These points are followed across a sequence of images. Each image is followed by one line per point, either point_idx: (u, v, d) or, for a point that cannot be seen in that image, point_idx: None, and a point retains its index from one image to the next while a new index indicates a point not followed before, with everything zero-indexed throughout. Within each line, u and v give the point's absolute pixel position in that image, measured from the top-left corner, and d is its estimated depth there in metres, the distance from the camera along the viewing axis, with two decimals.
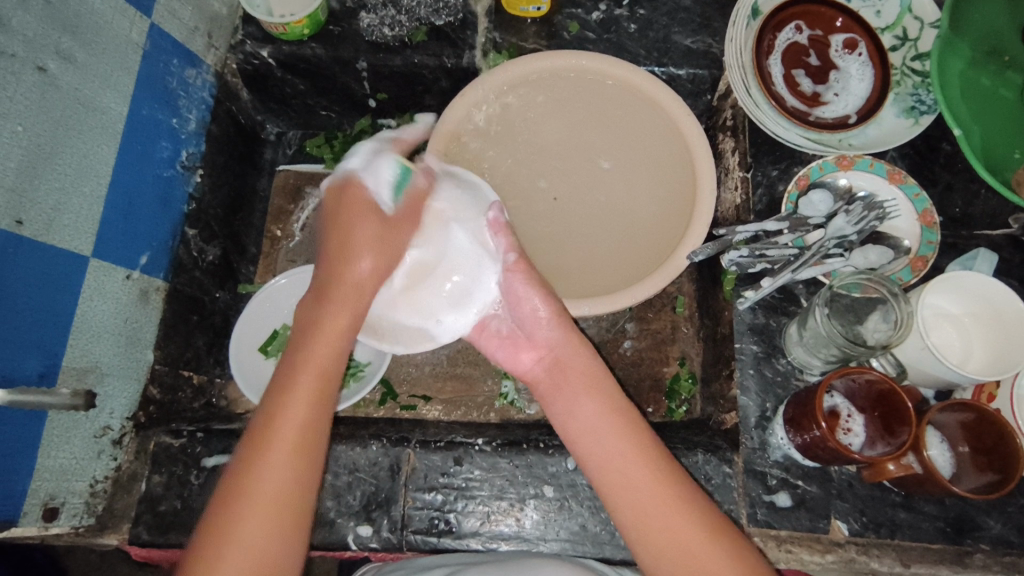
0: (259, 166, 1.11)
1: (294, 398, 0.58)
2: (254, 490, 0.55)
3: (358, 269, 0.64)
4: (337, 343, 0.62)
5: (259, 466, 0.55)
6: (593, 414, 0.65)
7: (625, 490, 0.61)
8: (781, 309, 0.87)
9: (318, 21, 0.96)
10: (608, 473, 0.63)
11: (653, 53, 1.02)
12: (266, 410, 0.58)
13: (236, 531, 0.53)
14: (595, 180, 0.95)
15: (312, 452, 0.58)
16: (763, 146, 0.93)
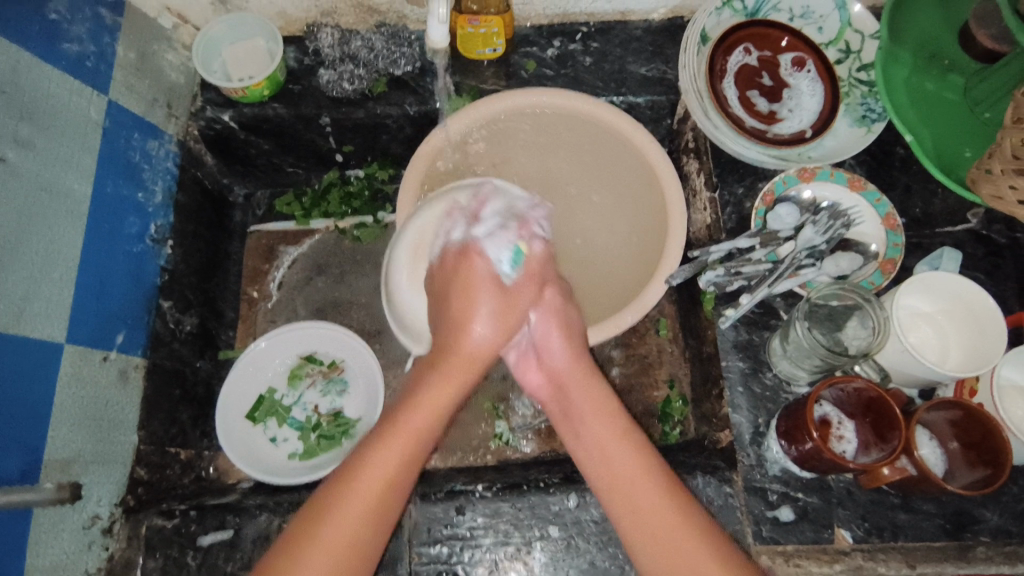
0: (230, 230, 1.10)
1: (395, 441, 0.65)
2: (348, 514, 0.61)
3: (475, 335, 0.71)
4: (437, 404, 0.68)
5: (355, 483, 0.63)
6: (598, 427, 0.70)
7: (626, 497, 0.66)
8: (762, 324, 0.88)
9: (277, 81, 0.97)
10: (609, 484, 0.68)
11: (611, 84, 1.04)
12: (383, 426, 0.67)
13: (313, 549, 0.59)
14: (588, 211, 1.00)
15: (394, 497, 0.64)
16: (727, 165, 0.96)
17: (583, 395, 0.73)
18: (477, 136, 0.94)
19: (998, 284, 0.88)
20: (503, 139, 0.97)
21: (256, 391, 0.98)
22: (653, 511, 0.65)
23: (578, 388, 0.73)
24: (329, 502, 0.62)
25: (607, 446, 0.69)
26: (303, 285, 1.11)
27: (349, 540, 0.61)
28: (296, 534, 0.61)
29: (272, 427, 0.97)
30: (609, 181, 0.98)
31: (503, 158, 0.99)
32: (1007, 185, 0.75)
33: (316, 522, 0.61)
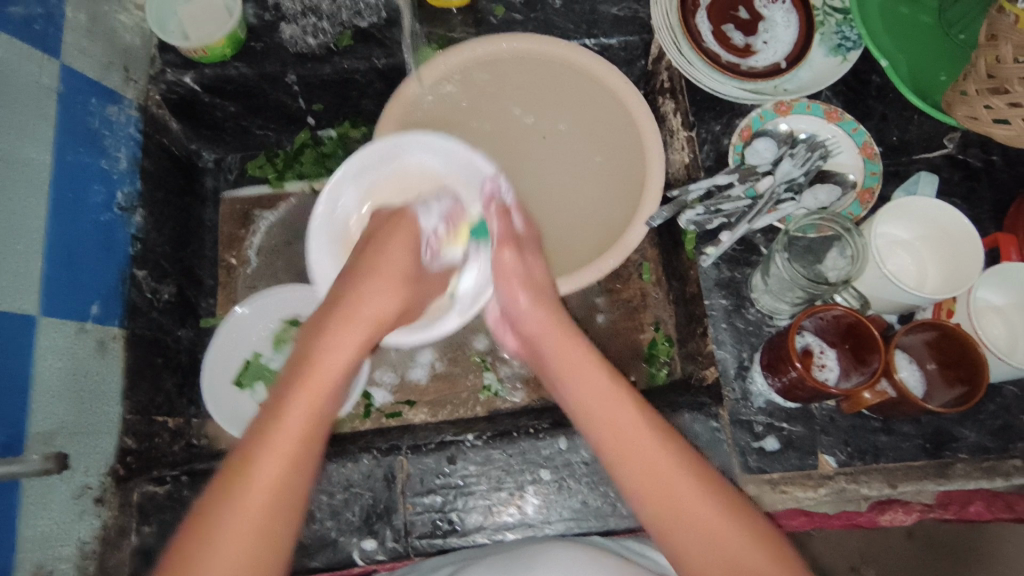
0: (202, 197, 1.07)
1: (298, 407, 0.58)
2: (237, 516, 0.52)
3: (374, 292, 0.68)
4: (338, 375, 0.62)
5: (245, 481, 0.53)
6: (596, 379, 0.67)
7: (631, 454, 0.62)
8: (744, 260, 0.88)
9: (238, 38, 0.93)
10: (608, 442, 0.64)
11: (582, 26, 1.02)
12: (266, 416, 0.58)
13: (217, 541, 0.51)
14: (577, 153, 0.98)
15: (306, 478, 0.56)
16: (703, 102, 0.94)
17: (580, 358, 0.69)
18: (474, 74, 0.93)
19: (975, 209, 0.89)
20: (503, 77, 0.94)
21: (240, 356, 0.97)
22: (660, 462, 0.61)
23: (558, 349, 0.71)
24: (229, 496, 0.53)
25: (607, 409, 0.65)
26: (281, 249, 1.09)
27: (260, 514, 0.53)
28: (191, 533, 0.52)
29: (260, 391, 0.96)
30: (599, 129, 0.95)
31: (506, 91, 0.96)
32: (982, 104, 0.75)
33: (212, 513, 0.52)
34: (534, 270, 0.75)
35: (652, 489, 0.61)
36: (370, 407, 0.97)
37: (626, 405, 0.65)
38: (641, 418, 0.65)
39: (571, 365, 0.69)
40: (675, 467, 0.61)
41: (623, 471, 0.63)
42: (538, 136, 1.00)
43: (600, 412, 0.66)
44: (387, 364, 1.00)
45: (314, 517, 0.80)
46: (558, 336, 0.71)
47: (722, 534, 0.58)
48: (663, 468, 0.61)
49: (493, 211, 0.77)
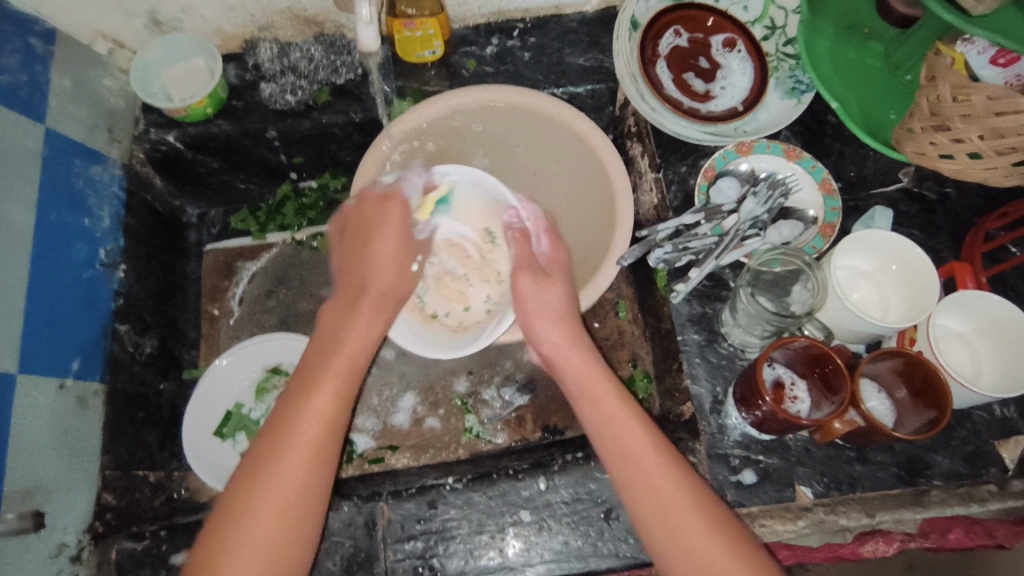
0: (185, 250, 1.08)
1: (310, 427, 0.68)
2: (258, 516, 0.63)
3: (374, 280, 0.80)
4: (337, 387, 0.72)
5: (273, 466, 0.66)
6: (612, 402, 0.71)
7: (634, 468, 0.66)
8: (714, 295, 0.90)
9: (219, 97, 0.97)
10: (618, 464, 0.67)
11: (551, 76, 1.06)
12: (266, 447, 0.67)
13: (247, 526, 0.63)
14: (555, 196, 1.02)
15: (310, 482, 0.67)
16: (669, 145, 0.98)
17: (600, 393, 0.72)
18: (465, 118, 0.96)
19: (933, 239, 0.92)
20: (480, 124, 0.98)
21: (224, 405, 0.98)
22: (673, 494, 0.64)
23: (573, 367, 0.75)
24: (258, 478, 0.65)
25: (616, 434, 0.69)
26: (264, 300, 1.07)
27: (269, 529, 0.64)
28: (219, 523, 0.64)
29: (241, 441, 0.96)
30: (581, 178, 0.97)
31: (506, 134, 1.00)
32: (929, 141, 0.79)
33: (232, 518, 0.64)
34: (547, 294, 0.77)
35: (652, 515, 0.64)
36: (352, 453, 0.98)
37: (645, 440, 0.68)
38: (648, 442, 0.68)
39: (584, 390, 0.73)
40: (671, 489, 0.64)
41: (634, 498, 0.65)
42: (531, 170, 1.03)
43: (609, 434, 0.69)
44: (370, 410, 1.01)
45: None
46: (577, 363, 0.75)
47: (719, 561, 0.60)
48: (669, 501, 0.64)
49: (512, 237, 0.83)
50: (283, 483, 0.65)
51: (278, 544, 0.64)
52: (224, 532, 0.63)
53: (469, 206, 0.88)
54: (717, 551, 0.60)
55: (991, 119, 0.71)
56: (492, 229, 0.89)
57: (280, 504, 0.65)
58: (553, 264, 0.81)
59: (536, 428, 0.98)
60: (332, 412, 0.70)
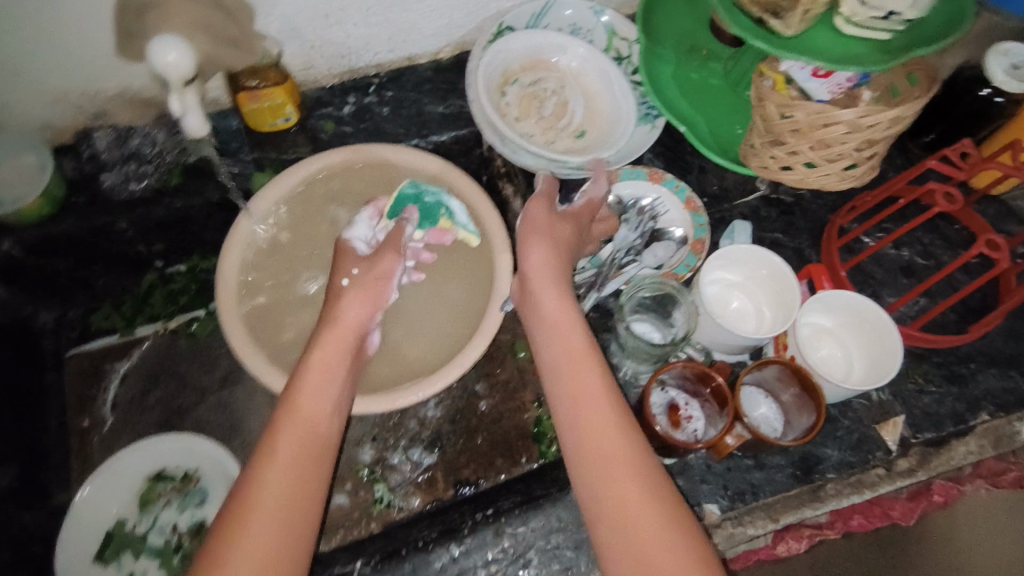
0: (41, 361, 0.98)
1: (288, 438, 0.67)
2: (256, 518, 0.61)
3: (352, 314, 0.80)
4: (323, 409, 0.71)
5: (264, 489, 0.63)
6: (582, 370, 0.69)
7: (590, 424, 0.65)
8: (604, 327, 0.93)
9: (54, 197, 0.91)
10: (576, 415, 0.67)
11: (412, 128, 1.05)
12: (262, 459, 0.66)
13: (243, 549, 0.59)
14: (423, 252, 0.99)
15: (307, 512, 0.64)
16: (537, 182, 0.99)
17: (581, 367, 0.69)
18: (333, 183, 0.97)
19: (795, 240, 0.97)
20: (345, 190, 0.97)
21: (104, 523, 0.90)
22: (610, 446, 0.64)
23: (557, 331, 0.73)
24: (249, 504, 0.62)
25: (581, 381, 0.68)
26: (139, 400, 1.00)
27: (266, 552, 0.60)
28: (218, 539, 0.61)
29: (127, 562, 0.89)
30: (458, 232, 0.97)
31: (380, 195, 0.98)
32: (769, 154, 0.85)
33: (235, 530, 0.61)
34: (544, 273, 0.77)
35: (597, 475, 0.63)
36: None
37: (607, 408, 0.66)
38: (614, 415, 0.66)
39: (569, 350, 0.71)
40: (622, 455, 0.64)
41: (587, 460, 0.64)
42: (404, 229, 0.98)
43: (583, 401, 0.67)
44: None
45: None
46: (569, 335, 0.72)
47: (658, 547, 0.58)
48: (608, 444, 0.64)
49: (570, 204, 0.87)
50: (278, 508, 0.63)
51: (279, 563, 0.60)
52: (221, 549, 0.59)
53: (587, 83, 1.01)
54: (651, 514, 0.60)
55: (817, 132, 0.77)
56: (586, 130, 0.98)
57: (279, 522, 0.62)
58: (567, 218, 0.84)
59: (449, 486, 0.95)
60: (315, 438, 0.69)
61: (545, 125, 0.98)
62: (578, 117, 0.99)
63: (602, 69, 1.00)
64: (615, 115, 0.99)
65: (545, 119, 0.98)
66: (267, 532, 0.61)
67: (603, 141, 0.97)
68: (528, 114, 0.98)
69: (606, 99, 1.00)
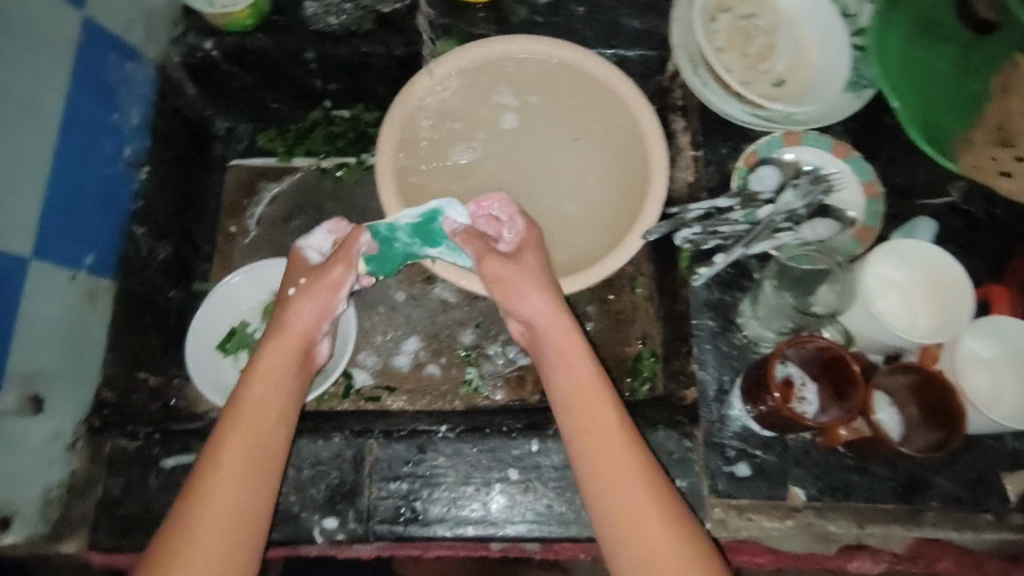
0: (209, 162, 1.06)
1: (233, 439, 0.68)
2: (208, 514, 0.64)
3: (335, 278, 0.78)
4: (268, 401, 0.72)
5: (211, 487, 0.65)
6: (600, 423, 0.70)
7: (607, 471, 0.67)
8: (735, 284, 0.88)
9: (261, 11, 0.95)
10: (592, 461, 0.68)
11: (602, 35, 1.02)
12: (206, 459, 0.67)
13: (192, 548, 0.62)
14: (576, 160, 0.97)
15: (249, 504, 0.66)
16: (713, 124, 0.95)
17: (589, 401, 0.71)
18: (510, 66, 0.93)
19: (972, 259, 0.88)
20: (517, 79, 0.94)
21: (228, 321, 0.97)
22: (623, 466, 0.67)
23: (564, 359, 0.74)
24: (193, 503, 0.64)
25: (600, 432, 0.69)
26: (281, 223, 1.06)
27: (216, 545, 0.63)
28: (174, 531, 0.63)
29: (243, 359, 0.96)
30: (620, 151, 0.93)
31: (555, 96, 0.96)
32: (989, 153, 0.76)
33: (186, 527, 0.63)
34: (523, 306, 0.76)
35: (616, 516, 0.65)
36: (350, 387, 0.97)
37: (630, 456, 0.67)
38: (627, 454, 0.68)
39: (576, 393, 0.72)
40: (640, 490, 0.66)
41: (596, 501, 0.67)
42: (569, 136, 0.97)
43: (594, 447, 0.69)
44: (372, 349, 1.00)
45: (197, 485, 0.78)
46: (583, 372, 0.74)
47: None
48: (619, 470, 0.67)
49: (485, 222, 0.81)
50: (222, 503, 0.65)
51: (230, 548, 0.63)
52: (176, 542, 0.62)
53: (803, 31, 0.94)
54: (658, 541, 0.63)
55: None
56: (785, 81, 0.93)
57: (221, 514, 0.64)
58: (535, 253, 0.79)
59: (536, 390, 0.97)
60: (267, 429, 0.70)
61: (744, 67, 0.94)
62: (782, 66, 0.94)
63: (823, 18, 0.92)
64: (824, 70, 0.92)
65: (746, 61, 0.94)
66: (206, 548, 0.62)
67: (801, 99, 0.92)
68: (729, 51, 0.94)
69: (819, 52, 0.93)
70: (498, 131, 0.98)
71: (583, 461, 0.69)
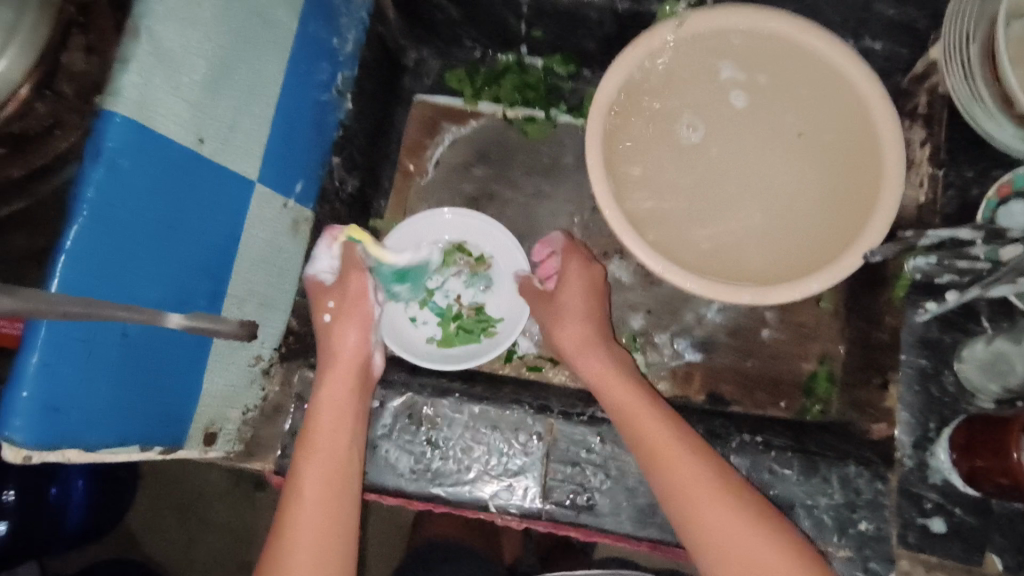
0: (398, 95, 1.02)
1: (319, 438, 0.70)
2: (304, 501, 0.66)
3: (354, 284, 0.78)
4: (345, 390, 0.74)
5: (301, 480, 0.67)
6: (648, 432, 0.71)
7: (671, 482, 0.67)
8: (960, 326, 0.80)
9: None
10: (661, 475, 0.68)
11: (850, 22, 0.91)
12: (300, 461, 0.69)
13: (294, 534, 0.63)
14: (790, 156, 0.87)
15: (338, 498, 0.67)
16: (963, 142, 0.85)
17: (638, 415, 0.72)
18: (738, 40, 0.85)
19: None
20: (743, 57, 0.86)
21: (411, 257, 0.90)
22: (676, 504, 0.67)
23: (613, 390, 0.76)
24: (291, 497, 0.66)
25: (657, 447, 0.69)
26: (461, 171, 1.02)
27: (314, 526, 0.64)
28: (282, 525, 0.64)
29: (413, 306, 0.94)
30: (850, 156, 0.83)
31: (787, 84, 0.86)
32: None
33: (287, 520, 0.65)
34: (602, 356, 0.79)
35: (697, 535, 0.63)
36: (514, 353, 0.95)
37: (693, 462, 0.67)
38: (688, 458, 0.67)
39: (628, 417, 0.73)
40: (706, 486, 0.65)
41: (679, 519, 0.65)
42: (793, 131, 0.87)
43: (662, 470, 0.68)
44: None
45: (376, 429, 0.81)
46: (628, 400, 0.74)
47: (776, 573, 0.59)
48: (684, 481, 0.66)
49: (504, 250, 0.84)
50: (314, 489, 0.67)
51: (329, 527, 0.65)
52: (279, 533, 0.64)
53: None
54: (745, 538, 0.61)
55: None
56: None
57: (316, 500, 0.66)
58: (563, 296, 0.83)
59: (701, 390, 0.95)
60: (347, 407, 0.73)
61: None
62: None
63: None
64: None
65: None
66: (310, 530, 0.64)
67: None
68: None
69: None
70: (710, 111, 0.89)
71: (657, 478, 0.68)
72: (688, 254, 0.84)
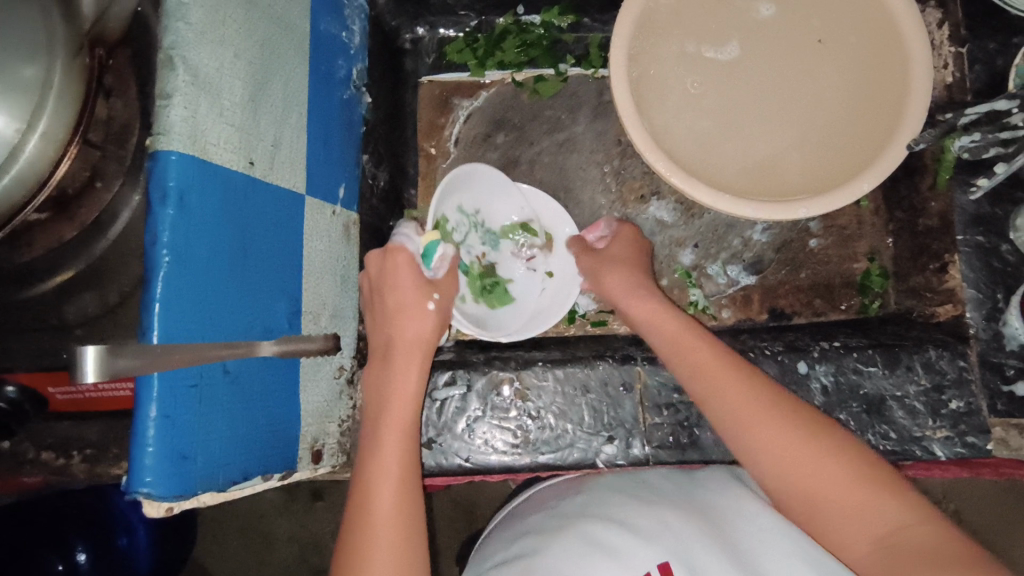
0: (403, 79, 1.00)
1: (392, 414, 0.68)
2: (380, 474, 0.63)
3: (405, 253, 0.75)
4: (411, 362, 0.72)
5: (376, 456, 0.65)
6: (700, 359, 0.69)
7: (737, 409, 0.64)
8: (1009, 197, 0.82)
9: None
10: (718, 399, 0.66)
11: None
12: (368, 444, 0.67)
13: (371, 513, 0.60)
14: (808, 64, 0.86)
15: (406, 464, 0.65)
16: (978, 17, 0.86)
17: (688, 342, 0.71)
18: None
19: None
20: None
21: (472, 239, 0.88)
22: (766, 424, 0.62)
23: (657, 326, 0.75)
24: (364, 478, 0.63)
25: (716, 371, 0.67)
26: (481, 143, 1.01)
27: (390, 504, 0.61)
28: (354, 508, 0.62)
29: None
30: (874, 51, 0.83)
31: None
32: None
33: (360, 501, 0.62)
34: (644, 298, 0.78)
35: (767, 454, 0.61)
36: (576, 313, 0.95)
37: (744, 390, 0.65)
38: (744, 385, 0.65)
39: (677, 343, 0.72)
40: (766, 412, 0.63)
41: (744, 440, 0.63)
42: (811, 36, 0.86)
43: (716, 389, 0.66)
44: None
45: (469, 413, 0.82)
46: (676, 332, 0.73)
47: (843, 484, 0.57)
48: (751, 410, 0.63)
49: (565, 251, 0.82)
50: (396, 460, 0.64)
51: (404, 506, 0.62)
52: (353, 516, 0.61)
53: None
54: (802, 449, 0.60)
55: None
56: None
57: (394, 471, 0.64)
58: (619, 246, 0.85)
59: (762, 309, 0.97)
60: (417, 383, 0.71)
61: None
62: None
63: None
64: None
65: None
66: (384, 507, 0.61)
67: None
68: None
69: None
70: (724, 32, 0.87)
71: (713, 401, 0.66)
72: (730, 177, 0.83)
